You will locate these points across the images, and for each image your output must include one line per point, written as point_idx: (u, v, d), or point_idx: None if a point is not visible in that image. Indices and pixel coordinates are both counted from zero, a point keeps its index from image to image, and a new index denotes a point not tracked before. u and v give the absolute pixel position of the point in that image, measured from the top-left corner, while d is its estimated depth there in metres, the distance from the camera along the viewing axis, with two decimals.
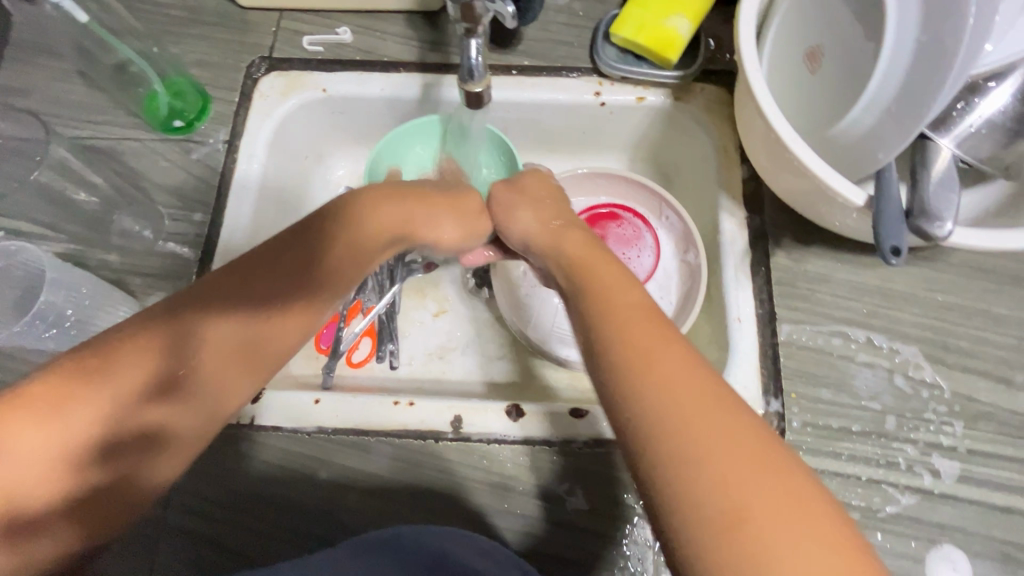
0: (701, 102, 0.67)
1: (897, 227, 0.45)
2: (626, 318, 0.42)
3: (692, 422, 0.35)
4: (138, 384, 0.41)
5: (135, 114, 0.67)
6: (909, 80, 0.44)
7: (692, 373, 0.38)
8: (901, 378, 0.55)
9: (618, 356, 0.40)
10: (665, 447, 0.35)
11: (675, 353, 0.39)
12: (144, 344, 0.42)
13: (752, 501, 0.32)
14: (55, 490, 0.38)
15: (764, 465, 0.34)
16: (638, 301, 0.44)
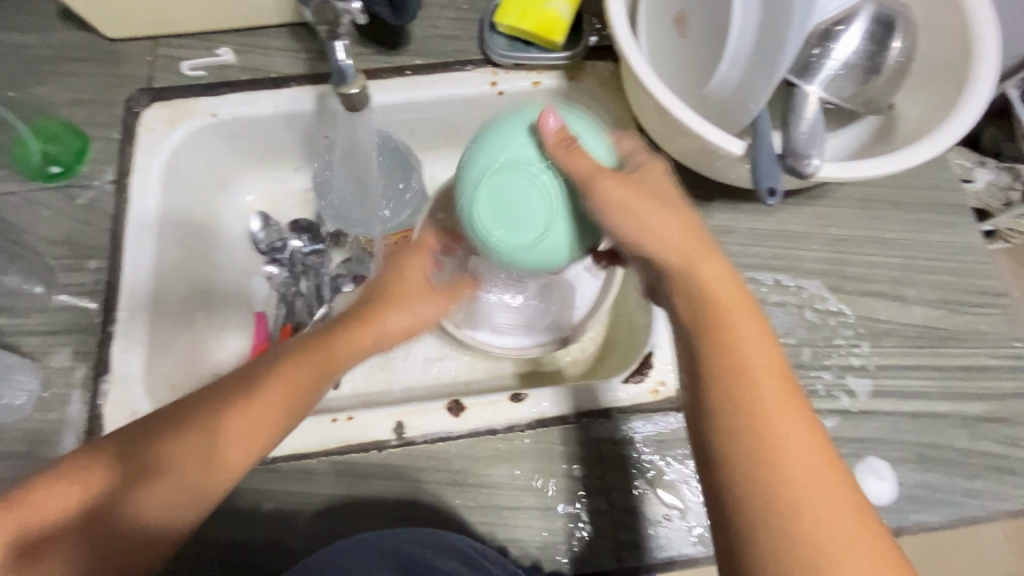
0: (594, 78, 0.69)
1: (772, 169, 0.48)
2: (750, 375, 0.38)
3: (806, 496, 0.34)
4: (147, 427, 0.45)
5: (6, 165, 0.62)
6: (761, 32, 0.47)
7: (811, 447, 0.36)
8: (810, 310, 0.59)
9: (732, 421, 0.37)
10: (768, 524, 0.34)
11: (801, 425, 0.37)
12: (157, 414, 0.46)
13: None
14: (60, 513, 0.42)
15: (840, 528, 0.34)
16: (765, 355, 0.39)
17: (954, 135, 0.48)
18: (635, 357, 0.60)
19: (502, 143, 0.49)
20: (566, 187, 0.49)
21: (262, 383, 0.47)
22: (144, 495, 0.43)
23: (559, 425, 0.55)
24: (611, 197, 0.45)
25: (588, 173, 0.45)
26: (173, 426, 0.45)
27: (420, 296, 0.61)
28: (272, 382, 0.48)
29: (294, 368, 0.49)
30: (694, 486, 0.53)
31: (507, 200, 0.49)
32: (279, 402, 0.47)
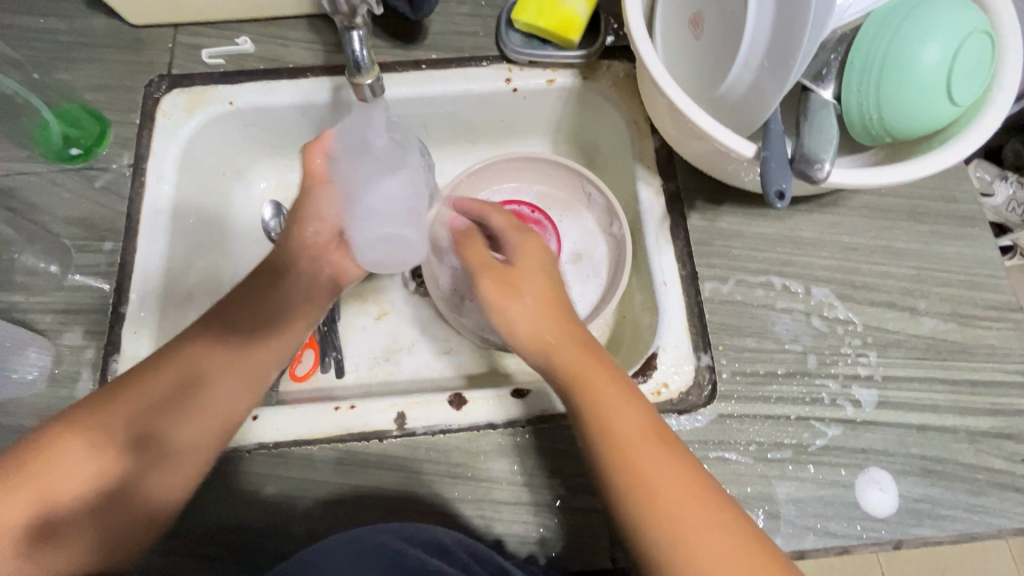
0: (609, 78, 0.69)
1: (781, 172, 0.47)
2: (618, 407, 0.48)
3: (643, 455, 0.46)
4: (158, 402, 0.51)
5: (28, 146, 0.64)
6: (778, 34, 0.46)
7: (676, 464, 0.46)
8: (818, 318, 0.58)
9: (613, 439, 0.47)
10: (637, 511, 0.45)
11: (639, 414, 0.48)
12: (151, 385, 0.51)
13: (662, 492, 0.45)
14: (82, 483, 0.47)
15: (694, 493, 0.45)
16: (605, 376, 0.50)
17: (966, 148, 0.48)
18: (638, 358, 0.60)
19: (940, 14, 0.49)
20: (891, 30, 0.49)
21: (226, 348, 0.54)
22: (160, 471, 0.49)
23: (559, 422, 0.55)
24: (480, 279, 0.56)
25: (962, 51, 0.48)
26: (176, 391, 0.51)
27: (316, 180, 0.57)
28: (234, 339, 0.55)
29: (236, 376, 0.54)
30: None
31: (922, 59, 0.48)
32: (267, 365, 0.56)
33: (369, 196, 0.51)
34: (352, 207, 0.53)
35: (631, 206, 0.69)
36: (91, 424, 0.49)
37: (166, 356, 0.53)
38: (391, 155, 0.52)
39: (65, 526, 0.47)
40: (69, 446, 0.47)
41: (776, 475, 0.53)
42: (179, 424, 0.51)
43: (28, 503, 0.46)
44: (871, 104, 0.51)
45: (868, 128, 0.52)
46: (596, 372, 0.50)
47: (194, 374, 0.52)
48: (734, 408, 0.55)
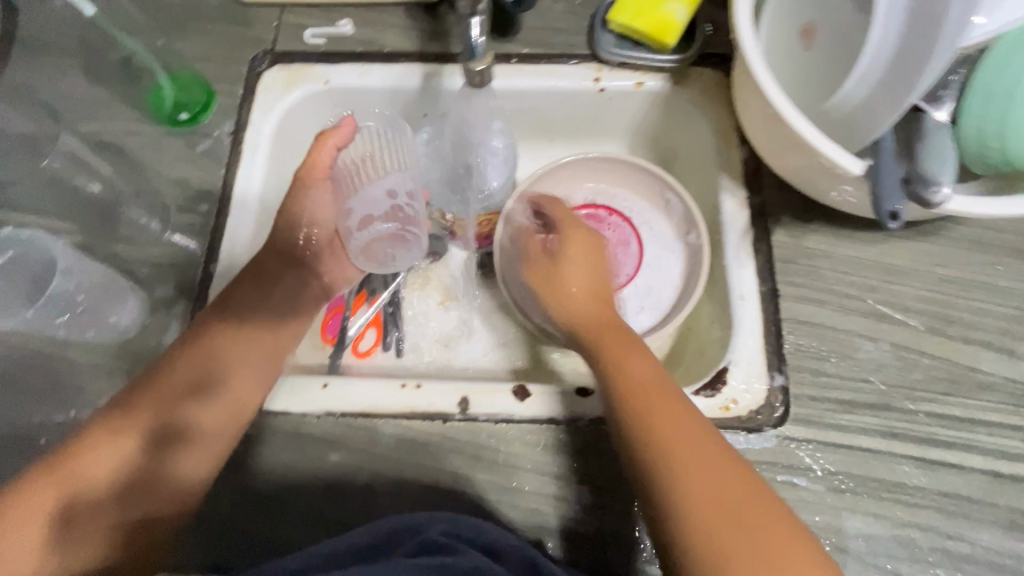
0: (699, 85, 0.68)
1: (893, 193, 0.45)
2: (692, 446, 0.42)
3: (744, 528, 0.39)
4: (178, 386, 0.54)
5: (141, 107, 0.68)
6: (901, 51, 0.44)
7: (751, 485, 0.41)
8: (904, 349, 0.55)
9: (663, 468, 0.42)
10: (704, 547, 0.38)
11: (715, 450, 0.42)
12: (172, 369, 0.55)
13: (744, 548, 0.38)
14: (105, 469, 0.51)
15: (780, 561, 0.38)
16: (683, 413, 0.45)
17: None
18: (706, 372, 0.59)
19: None
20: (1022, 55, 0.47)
21: (238, 334, 0.58)
22: (179, 451, 0.53)
23: None
24: (599, 344, 0.52)
25: None
26: (193, 376, 0.55)
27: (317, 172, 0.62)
28: (244, 328, 0.58)
29: (248, 361, 0.57)
30: None
31: None
32: (282, 347, 0.60)
33: (368, 194, 0.65)
34: (353, 198, 0.65)
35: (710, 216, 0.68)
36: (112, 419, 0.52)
37: (185, 344, 0.56)
38: (396, 162, 0.66)
39: (86, 514, 0.50)
40: (94, 441, 0.51)
41: (847, 507, 0.51)
42: (197, 409, 0.54)
43: (51, 497, 0.49)
44: (992, 132, 0.48)
45: (984, 157, 0.49)
46: (689, 429, 0.43)
47: (210, 359, 0.56)
48: (805, 432, 0.53)
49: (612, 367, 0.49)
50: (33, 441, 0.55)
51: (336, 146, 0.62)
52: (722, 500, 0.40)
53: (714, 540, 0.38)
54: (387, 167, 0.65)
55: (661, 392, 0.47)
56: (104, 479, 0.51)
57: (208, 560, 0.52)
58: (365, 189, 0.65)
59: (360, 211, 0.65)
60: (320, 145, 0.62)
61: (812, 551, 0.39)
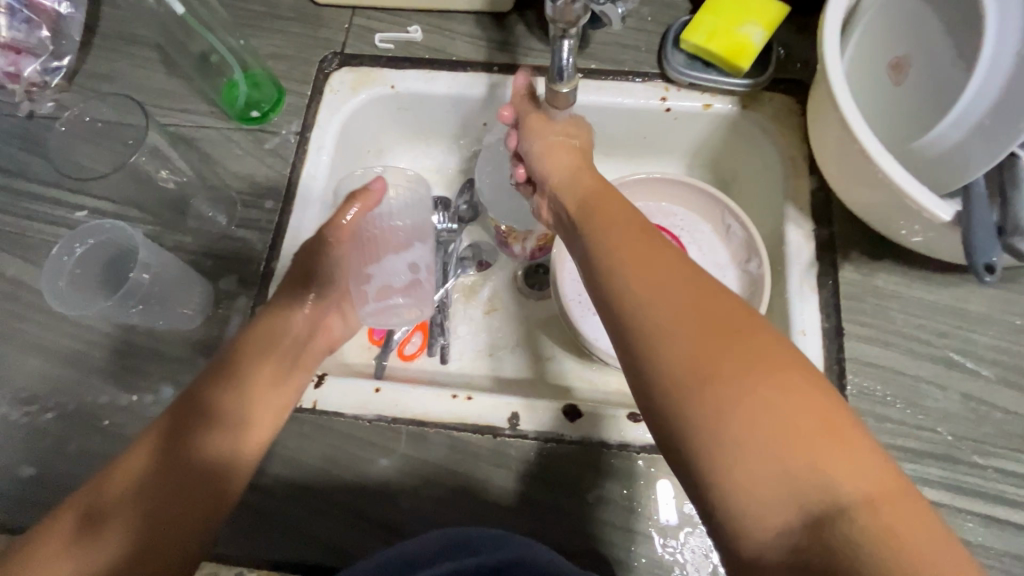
0: (769, 111, 0.66)
1: (988, 244, 0.43)
2: (678, 307, 0.38)
3: (746, 393, 0.34)
4: (210, 374, 0.50)
5: (213, 102, 0.69)
6: (1005, 97, 0.43)
7: (771, 354, 0.36)
8: (975, 400, 0.53)
9: (653, 341, 0.38)
10: (698, 415, 0.35)
11: (762, 340, 0.36)
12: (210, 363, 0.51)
13: (751, 410, 0.34)
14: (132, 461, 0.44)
15: (788, 427, 0.33)
16: (682, 280, 0.39)
17: None
18: None
19: None
20: None
21: (281, 320, 0.55)
22: (212, 429, 0.46)
23: None
24: (604, 240, 0.46)
25: None
26: (229, 361, 0.51)
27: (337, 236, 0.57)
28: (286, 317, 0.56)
29: (281, 350, 0.54)
30: None
31: None
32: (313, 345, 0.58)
33: (388, 266, 0.59)
34: (370, 269, 0.59)
35: (771, 245, 0.67)
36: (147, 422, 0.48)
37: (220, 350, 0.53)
38: (419, 231, 0.61)
39: (107, 512, 0.41)
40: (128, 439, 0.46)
41: None
42: (228, 390, 0.49)
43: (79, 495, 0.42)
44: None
45: None
46: (681, 296, 0.38)
47: (243, 347, 0.52)
48: None
49: (603, 248, 0.45)
50: (97, 422, 0.57)
51: (370, 206, 0.58)
52: (698, 354, 0.36)
53: (717, 414, 0.34)
54: (404, 239, 0.59)
55: (661, 249, 0.42)
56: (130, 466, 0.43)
57: (252, 555, 0.53)
58: (383, 262, 0.59)
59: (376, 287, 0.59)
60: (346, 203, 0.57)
61: (846, 420, 0.34)
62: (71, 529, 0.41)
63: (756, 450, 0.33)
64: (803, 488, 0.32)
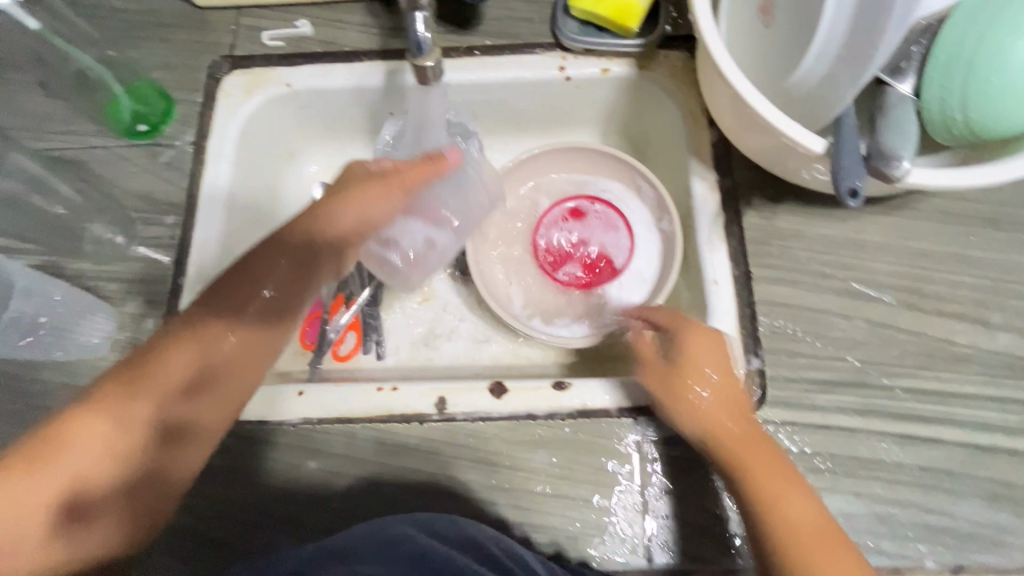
0: (666, 68, 0.67)
1: (854, 170, 0.45)
2: (760, 462, 0.47)
3: (790, 521, 0.44)
4: (177, 380, 0.50)
5: (99, 120, 0.66)
6: (856, 23, 0.43)
7: (816, 519, 0.45)
8: (879, 325, 0.55)
9: (746, 492, 0.46)
10: (781, 558, 0.43)
11: (791, 479, 0.46)
12: (168, 356, 0.50)
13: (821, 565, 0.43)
14: (103, 469, 0.48)
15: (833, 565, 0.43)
16: (768, 453, 0.47)
17: None
18: None
19: None
20: (986, 22, 0.46)
21: (253, 317, 0.54)
22: (187, 446, 0.51)
23: (600, 417, 0.54)
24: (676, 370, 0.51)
25: None
26: (192, 372, 0.51)
27: (391, 186, 0.56)
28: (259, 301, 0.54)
29: (251, 351, 0.54)
30: None
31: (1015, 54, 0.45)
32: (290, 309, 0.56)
33: (408, 226, 0.63)
34: (396, 223, 0.62)
35: (682, 200, 0.68)
36: (100, 411, 0.48)
37: (175, 334, 0.51)
38: (445, 212, 0.64)
39: (99, 506, 0.48)
40: (87, 433, 0.47)
41: (828, 487, 0.51)
42: (204, 405, 0.51)
43: (54, 489, 0.46)
44: (955, 97, 0.47)
45: (948, 126, 0.49)
46: (761, 454, 0.47)
47: (211, 351, 0.52)
48: (781, 415, 0.53)
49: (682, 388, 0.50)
50: None
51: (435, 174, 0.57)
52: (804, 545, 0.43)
53: (797, 556, 0.43)
54: (428, 217, 0.63)
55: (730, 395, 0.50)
56: (110, 473, 0.48)
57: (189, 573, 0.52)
58: (406, 220, 0.63)
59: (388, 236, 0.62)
60: (418, 162, 0.57)
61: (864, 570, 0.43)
62: (49, 519, 0.45)
63: None
64: None
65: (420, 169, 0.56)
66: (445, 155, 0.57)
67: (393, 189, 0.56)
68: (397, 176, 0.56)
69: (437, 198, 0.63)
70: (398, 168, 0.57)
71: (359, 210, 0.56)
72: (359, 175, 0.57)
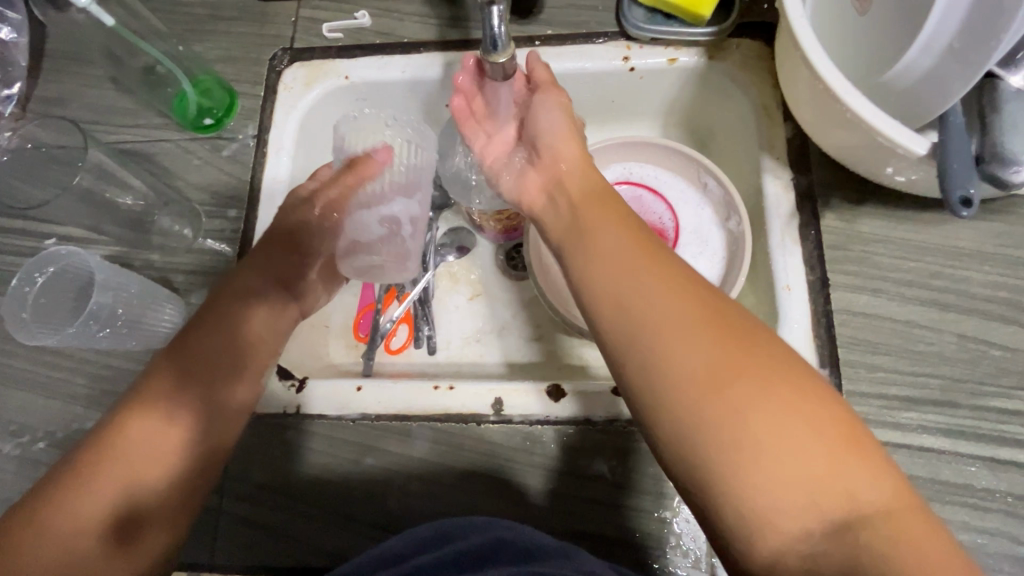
0: (738, 57, 0.63)
1: (966, 173, 0.41)
2: (656, 289, 0.39)
3: (676, 338, 0.37)
4: (211, 361, 0.49)
5: (167, 114, 0.68)
6: (978, 13, 0.39)
7: (784, 363, 0.36)
8: (971, 341, 0.51)
9: (642, 339, 0.38)
10: (704, 422, 0.34)
11: (669, 274, 0.40)
12: (198, 341, 0.50)
13: (740, 389, 0.35)
14: (160, 462, 0.44)
15: (794, 412, 0.34)
16: (687, 287, 0.39)
17: None
18: None
19: None
20: None
21: (262, 302, 0.55)
22: (231, 425, 0.49)
23: None
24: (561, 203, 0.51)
25: None
26: (227, 353, 0.50)
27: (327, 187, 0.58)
28: (263, 287, 0.55)
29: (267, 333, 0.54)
30: None
31: None
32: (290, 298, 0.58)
33: (360, 217, 0.58)
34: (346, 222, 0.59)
35: (752, 198, 0.64)
36: (147, 407, 0.45)
37: (198, 323, 0.51)
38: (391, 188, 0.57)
39: (150, 514, 0.43)
40: (143, 430, 0.44)
41: None
42: (239, 385, 0.50)
43: (111, 494, 0.42)
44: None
45: None
46: (689, 288, 0.39)
47: (235, 330, 0.51)
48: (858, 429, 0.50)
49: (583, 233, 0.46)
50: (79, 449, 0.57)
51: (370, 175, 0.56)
52: (710, 373, 0.35)
53: (709, 409, 0.35)
54: (378, 198, 0.57)
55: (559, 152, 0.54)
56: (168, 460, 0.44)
57: (250, 561, 0.54)
58: (357, 213, 0.58)
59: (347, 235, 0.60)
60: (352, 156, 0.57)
61: (810, 384, 0.36)
62: (109, 528, 0.41)
63: (759, 454, 0.33)
64: (826, 497, 0.32)
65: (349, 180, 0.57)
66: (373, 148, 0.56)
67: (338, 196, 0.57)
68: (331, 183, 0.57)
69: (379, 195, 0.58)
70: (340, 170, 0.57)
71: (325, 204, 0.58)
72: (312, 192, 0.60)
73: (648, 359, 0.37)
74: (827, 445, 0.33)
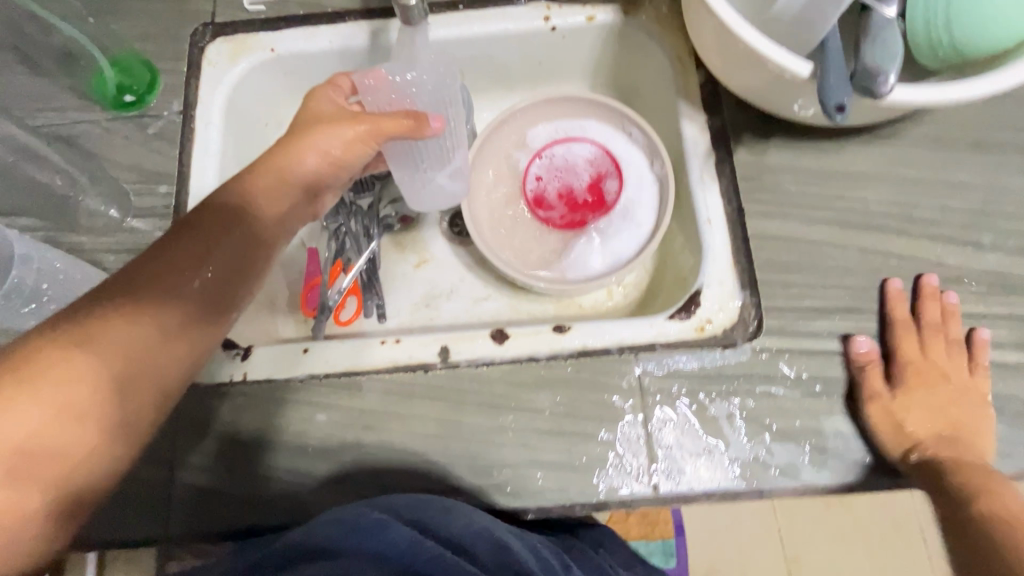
0: (650, 12, 0.67)
1: (840, 86, 0.46)
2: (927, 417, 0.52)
3: (967, 453, 0.49)
4: (154, 355, 0.43)
5: (84, 95, 0.66)
6: None
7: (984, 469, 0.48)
8: (871, 253, 0.56)
9: (939, 449, 0.49)
10: (976, 495, 0.46)
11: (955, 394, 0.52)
12: (136, 328, 0.42)
13: (1005, 493, 0.46)
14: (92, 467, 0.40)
15: (995, 489, 0.46)
16: (959, 407, 0.51)
17: None
18: (682, 296, 0.60)
19: None
20: None
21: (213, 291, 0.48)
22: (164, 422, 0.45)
23: (600, 355, 0.55)
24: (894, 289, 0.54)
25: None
26: (171, 350, 0.44)
27: (340, 132, 0.54)
28: (218, 275, 0.48)
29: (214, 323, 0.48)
30: (736, 423, 0.53)
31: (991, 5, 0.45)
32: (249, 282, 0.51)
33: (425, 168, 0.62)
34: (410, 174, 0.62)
35: (674, 144, 0.68)
36: (73, 393, 0.39)
37: (139, 305, 0.43)
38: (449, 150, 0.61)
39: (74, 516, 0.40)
40: (70, 422, 0.39)
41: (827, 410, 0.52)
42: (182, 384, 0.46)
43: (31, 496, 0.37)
44: (938, 14, 0.48)
45: (934, 46, 0.49)
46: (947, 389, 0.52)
47: (180, 324, 0.45)
48: (778, 342, 0.54)
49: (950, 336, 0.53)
50: None
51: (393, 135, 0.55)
52: (960, 471, 0.48)
53: (975, 484, 0.46)
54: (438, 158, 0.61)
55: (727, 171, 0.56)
56: (93, 462, 0.40)
57: (206, 528, 0.54)
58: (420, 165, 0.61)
59: (405, 170, 0.61)
60: (397, 114, 0.54)
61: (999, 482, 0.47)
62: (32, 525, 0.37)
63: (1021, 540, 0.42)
64: None
65: (399, 126, 0.53)
66: (427, 119, 0.54)
67: (368, 135, 0.54)
68: (363, 132, 0.54)
69: (445, 144, 0.60)
70: (368, 122, 0.54)
71: (319, 148, 0.54)
72: (326, 113, 0.58)
73: (957, 487, 0.46)
74: (980, 484, 0.46)
